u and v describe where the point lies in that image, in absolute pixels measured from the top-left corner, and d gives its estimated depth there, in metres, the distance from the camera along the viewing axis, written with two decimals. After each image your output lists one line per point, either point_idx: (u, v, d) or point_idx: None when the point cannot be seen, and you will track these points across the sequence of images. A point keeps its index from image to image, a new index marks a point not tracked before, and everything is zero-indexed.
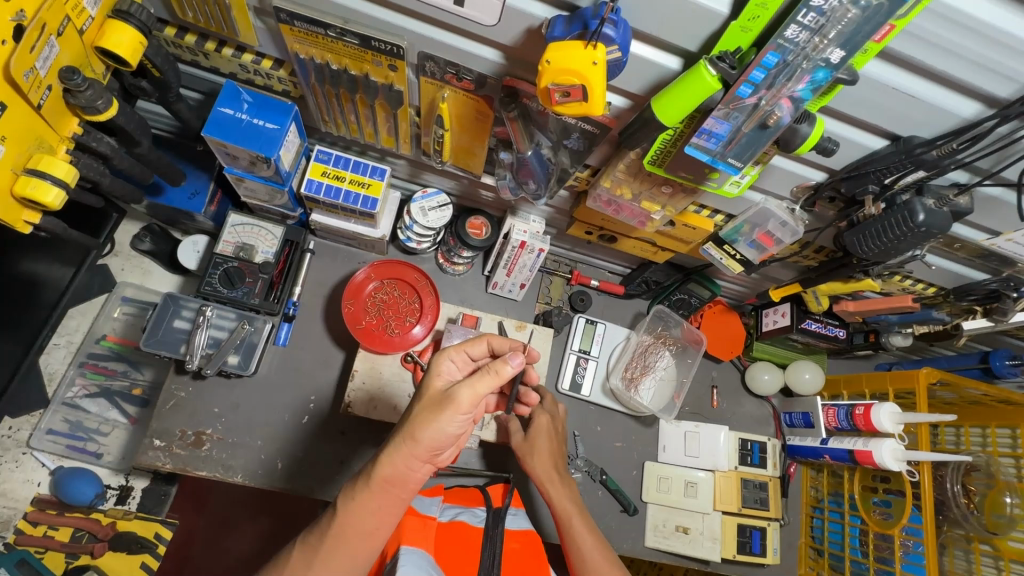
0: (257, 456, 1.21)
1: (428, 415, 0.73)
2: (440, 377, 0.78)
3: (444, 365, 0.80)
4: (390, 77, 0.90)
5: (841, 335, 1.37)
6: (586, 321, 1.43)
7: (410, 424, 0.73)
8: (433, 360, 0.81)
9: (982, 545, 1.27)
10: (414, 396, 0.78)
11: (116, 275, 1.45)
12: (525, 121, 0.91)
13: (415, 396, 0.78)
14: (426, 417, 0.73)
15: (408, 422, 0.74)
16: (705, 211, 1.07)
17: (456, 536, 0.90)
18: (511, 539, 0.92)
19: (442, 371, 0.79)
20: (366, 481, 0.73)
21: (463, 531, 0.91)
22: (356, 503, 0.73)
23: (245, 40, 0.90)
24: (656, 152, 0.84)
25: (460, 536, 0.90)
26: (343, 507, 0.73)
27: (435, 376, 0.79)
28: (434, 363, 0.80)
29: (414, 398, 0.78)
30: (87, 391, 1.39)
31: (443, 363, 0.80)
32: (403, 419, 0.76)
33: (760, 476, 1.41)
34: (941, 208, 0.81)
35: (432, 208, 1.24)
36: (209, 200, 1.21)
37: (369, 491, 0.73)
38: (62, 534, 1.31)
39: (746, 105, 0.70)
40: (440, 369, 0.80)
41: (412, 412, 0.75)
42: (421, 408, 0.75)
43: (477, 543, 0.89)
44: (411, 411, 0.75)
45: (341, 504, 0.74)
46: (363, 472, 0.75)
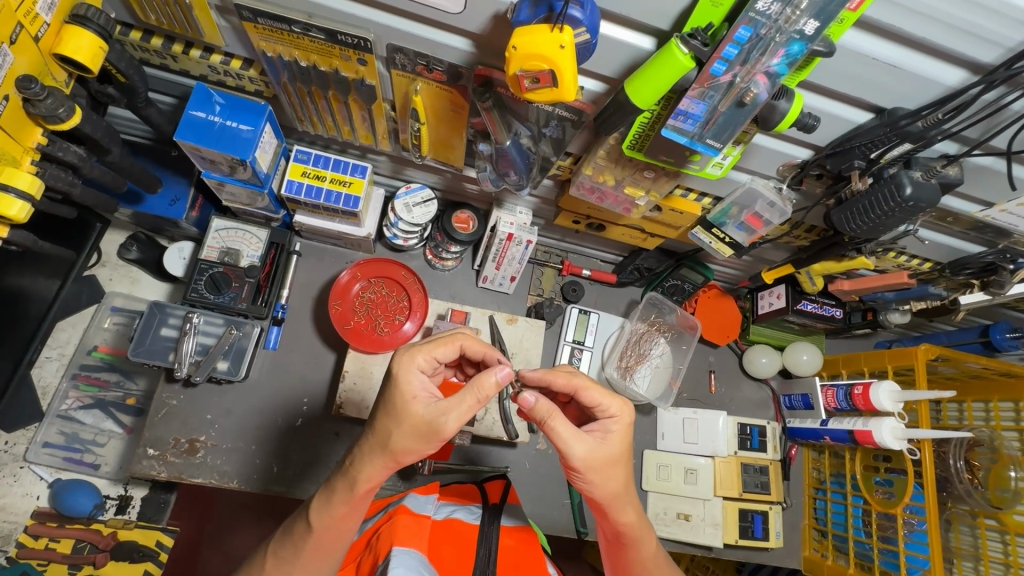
0: (252, 461, 1.21)
1: (413, 442, 0.70)
2: (415, 398, 0.70)
3: (414, 382, 0.71)
4: (360, 72, 0.88)
5: (838, 315, 1.35)
6: (579, 311, 1.41)
7: (393, 449, 0.71)
8: (401, 375, 0.71)
9: (988, 520, 1.26)
10: (387, 418, 0.71)
11: (105, 285, 1.45)
12: (501, 110, 0.88)
13: (387, 416, 0.71)
14: (413, 446, 0.71)
15: (390, 447, 0.70)
16: (691, 195, 1.04)
17: (451, 535, 0.88)
18: (506, 535, 0.90)
19: (414, 390, 0.71)
20: (345, 496, 0.73)
21: (458, 529, 0.89)
22: (333, 518, 0.73)
23: (211, 41, 0.89)
24: (634, 136, 0.83)
25: (455, 535, 0.88)
26: (319, 520, 0.73)
27: (410, 398, 0.70)
28: (405, 380, 0.71)
29: (390, 418, 0.71)
30: (81, 402, 1.39)
31: (414, 379, 0.71)
32: (378, 439, 0.71)
33: (759, 460, 1.40)
34: (929, 180, 0.79)
35: (417, 203, 1.22)
36: (190, 206, 1.19)
37: (348, 499, 0.73)
38: (63, 546, 1.30)
39: (721, 83, 0.68)
40: (412, 388, 0.71)
41: (393, 439, 0.70)
42: (404, 439, 0.70)
43: (473, 541, 0.87)
44: (390, 436, 0.70)
45: (316, 519, 0.73)
46: (340, 485, 0.73)
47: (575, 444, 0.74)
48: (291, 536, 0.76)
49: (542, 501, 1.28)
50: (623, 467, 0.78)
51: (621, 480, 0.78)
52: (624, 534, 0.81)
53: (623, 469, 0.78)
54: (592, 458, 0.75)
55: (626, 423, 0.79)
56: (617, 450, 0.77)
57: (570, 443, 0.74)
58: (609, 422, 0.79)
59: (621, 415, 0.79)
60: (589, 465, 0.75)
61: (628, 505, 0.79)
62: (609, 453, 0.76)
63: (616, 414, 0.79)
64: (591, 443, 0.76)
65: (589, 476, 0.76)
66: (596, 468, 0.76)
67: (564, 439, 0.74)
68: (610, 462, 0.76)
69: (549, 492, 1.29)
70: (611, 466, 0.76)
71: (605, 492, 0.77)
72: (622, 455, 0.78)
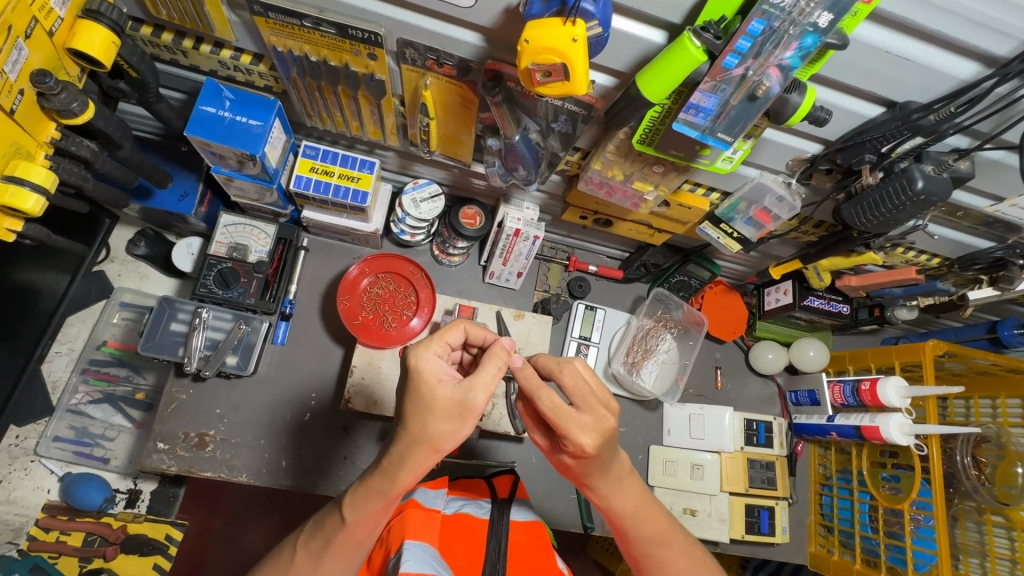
0: (261, 455, 1.21)
1: (451, 425, 0.70)
2: (440, 381, 0.70)
3: (436, 366, 0.71)
4: (370, 66, 0.88)
5: (845, 311, 1.35)
6: (586, 307, 1.41)
7: (431, 436, 0.69)
8: (420, 363, 0.71)
9: (995, 516, 1.26)
10: (417, 409, 0.70)
11: (113, 281, 1.45)
12: (511, 105, 0.88)
13: (415, 408, 0.70)
14: (449, 428, 0.70)
15: (428, 435, 0.69)
16: (699, 189, 1.04)
17: (461, 529, 0.88)
18: (516, 530, 0.89)
19: (437, 374, 0.70)
20: (380, 496, 0.73)
21: (467, 523, 0.90)
22: (368, 514, 0.73)
23: (222, 36, 0.89)
24: (644, 131, 0.83)
25: (465, 529, 0.88)
26: (350, 519, 0.74)
27: (435, 382, 0.70)
28: (426, 367, 0.70)
29: (421, 407, 0.69)
30: (91, 397, 1.39)
31: (435, 363, 0.71)
32: (411, 432, 0.70)
33: (766, 455, 1.41)
34: (940, 174, 0.79)
35: (424, 199, 1.23)
36: (199, 202, 1.20)
37: (382, 499, 0.73)
38: (74, 539, 1.32)
39: (733, 76, 0.67)
40: (435, 372, 0.70)
41: (429, 426, 0.69)
42: (439, 423, 0.69)
43: (483, 534, 0.88)
44: (425, 425, 0.69)
45: (350, 514, 0.74)
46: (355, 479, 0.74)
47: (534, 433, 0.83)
48: (323, 530, 0.75)
49: (549, 496, 1.29)
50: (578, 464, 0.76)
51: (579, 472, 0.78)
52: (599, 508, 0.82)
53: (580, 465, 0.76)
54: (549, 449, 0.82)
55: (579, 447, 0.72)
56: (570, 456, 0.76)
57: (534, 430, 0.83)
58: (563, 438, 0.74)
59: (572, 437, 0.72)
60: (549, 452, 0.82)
61: (595, 484, 0.79)
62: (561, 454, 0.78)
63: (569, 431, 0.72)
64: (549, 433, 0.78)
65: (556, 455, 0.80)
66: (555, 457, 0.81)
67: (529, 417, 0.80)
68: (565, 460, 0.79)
69: (556, 487, 1.29)
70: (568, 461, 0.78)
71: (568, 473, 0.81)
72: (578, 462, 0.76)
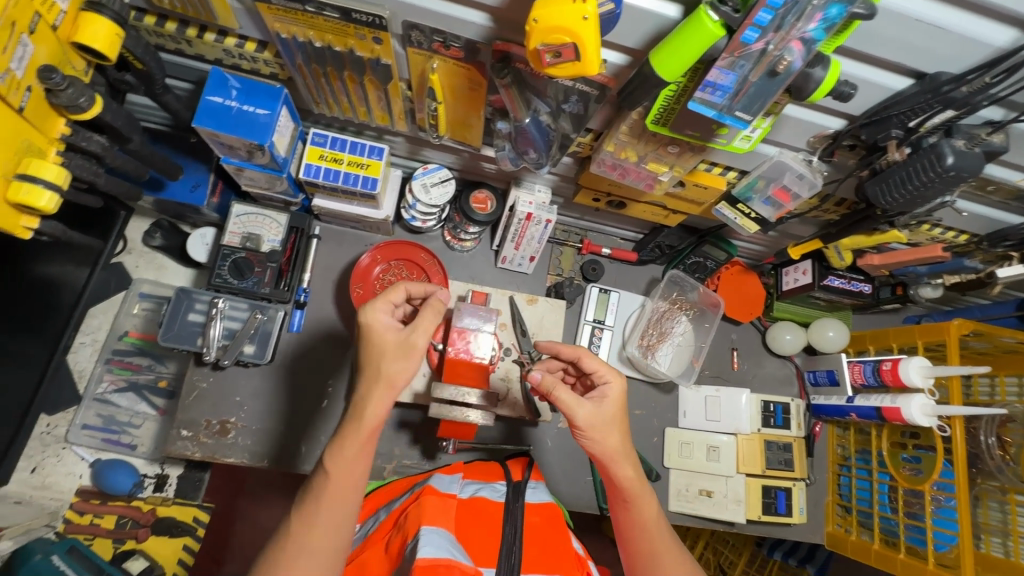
0: (281, 441, 1.24)
1: (401, 363, 0.78)
2: (387, 330, 0.80)
3: (381, 318, 0.81)
4: (376, 51, 0.86)
5: (867, 290, 1.31)
6: (600, 290, 1.40)
7: (387, 375, 0.78)
8: (369, 319, 0.81)
9: (1019, 496, 1.23)
10: (370, 356, 0.79)
11: (131, 272, 1.48)
12: (520, 87, 0.86)
13: (369, 356, 0.79)
14: (402, 366, 0.78)
15: (382, 374, 0.78)
16: (716, 168, 1.02)
17: (478, 512, 0.89)
18: (531, 513, 0.90)
19: (384, 325, 0.81)
20: (354, 436, 0.76)
21: (484, 506, 0.90)
22: (349, 457, 0.76)
23: (226, 23, 0.87)
24: (658, 110, 0.79)
25: (482, 512, 0.89)
26: (338, 467, 0.75)
27: (383, 330, 0.80)
28: (374, 319, 0.80)
29: (373, 353, 0.79)
30: (116, 386, 1.43)
31: (380, 317, 0.81)
32: (368, 376, 0.78)
33: (783, 437, 1.39)
34: (972, 149, 0.75)
35: (435, 184, 1.21)
36: (211, 192, 1.21)
37: (358, 440, 0.76)
38: (107, 521, 1.37)
39: (753, 51, 0.64)
40: (383, 324, 0.81)
41: (383, 367, 0.78)
42: (387, 361, 0.78)
43: (499, 517, 0.88)
44: (379, 367, 0.78)
45: (331, 464, 0.76)
46: (348, 429, 0.77)
47: (575, 408, 0.81)
48: (311, 491, 0.76)
49: (565, 478, 1.29)
50: (618, 428, 0.85)
51: (618, 436, 0.83)
52: (624, 493, 0.85)
53: (618, 433, 0.84)
54: (594, 418, 0.82)
55: (620, 390, 0.87)
56: (611, 410, 0.84)
57: (573, 408, 0.81)
58: (605, 388, 0.87)
59: (613, 389, 0.86)
60: (589, 424, 0.82)
61: (625, 470, 0.84)
62: (606, 412, 0.83)
63: (610, 380, 0.87)
64: (590, 406, 0.83)
65: (590, 434, 0.82)
66: (595, 428, 0.82)
67: (567, 404, 0.82)
68: (607, 420, 0.83)
69: (573, 468, 1.30)
70: (608, 424, 0.83)
71: (604, 449, 0.83)
72: (618, 418, 0.85)
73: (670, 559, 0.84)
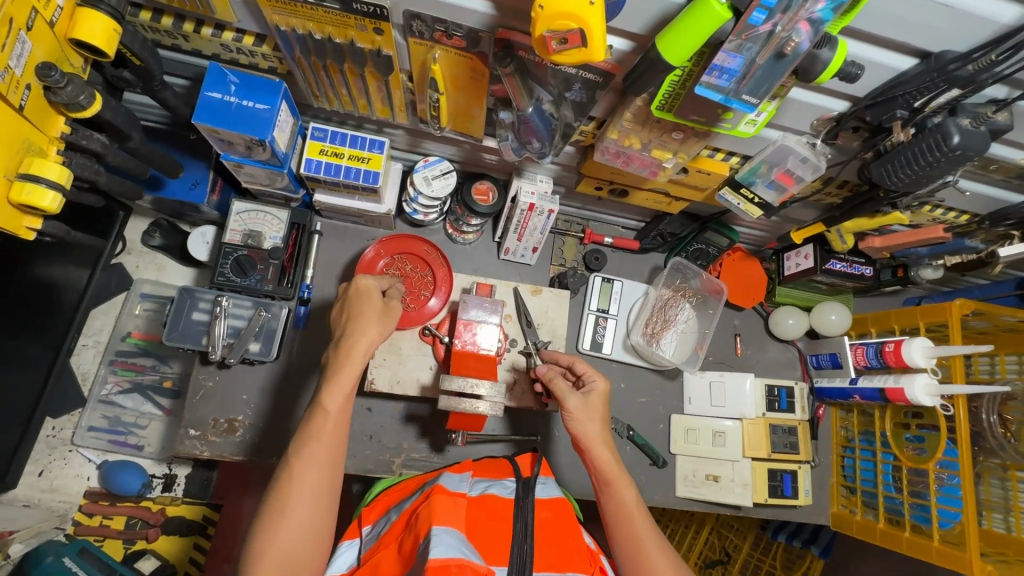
0: (289, 437, 1.24)
1: (384, 318, 0.93)
2: (374, 291, 0.95)
3: (367, 282, 0.95)
4: (376, 42, 0.85)
5: (868, 273, 1.33)
6: (603, 280, 1.41)
7: (374, 325, 0.91)
8: (359, 283, 0.95)
9: (1019, 473, 1.26)
10: (359, 311, 0.92)
11: (132, 273, 1.47)
12: (523, 75, 0.85)
13: (356, 311, 0.92)
14: (385, 320, 0.93)
15: (368, 322, 0.90)
16: (719, 154, 1.02)
17: (488, 509, 0.89)
18: (542, 508, 0.90)
19: (371, 287, 0.95)
20: (349, 374, 0.87)
21: (494, 503, 0.90)
22: (343, 392, 0.86)
23: (223, 17, 0.86)
24: (664, 96, 0.79)
25: (492, 509, 0.89)
26: (334, 404, 0.85)
27: (370, 290, 0.94)
28: (363, 283, 0.95)
29: (361, 309, 0.92)
30: (121, 387, 1.42)
31: (368, 282, 0.95)
32: (356, 325, 0.90)
33: (788, 421, 1.40)
34: (977, 127, 0.75)
35: (436, 176, 1.21)
36: (211, 189, 1.20)
37: (351, 378, 0.86)
38: (117, 522, 1.37)
39: (760, 33, 0.64)
40: (370, 286, 0.95)
41: (372, 320, 0.91)
42: (373, 320, 0.91)
43: (509, 513, 0.88)
44: (368, 318, 0.91)
45: (328, 402, 0.84)
46: (342, 370, 0.86)
47: (565, 395, 0.97)
48: (310, 429, 0.83)
49: (573, 466, 1.30)
50: (600, 421, 0.99)
51: (600, 424, 0.97)
52: (604, 477, 0.95)
53: (599, 423, 0.98)
54: (580, 405, 0.97)
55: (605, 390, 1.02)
56: (596, 402, 0.99)
57: (564, 394, 0.97)
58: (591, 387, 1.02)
59: (597, 387, 1.00)
60: (576, 410, 0.97)
61: (605, 455, 0.95)
62: (591, 403, 0.98)
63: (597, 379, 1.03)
64: (578, 398, 0.99)
65: (576, 418, 0.96)
66: (581, 413, 0.97)
67: (559, 391, 0.98)
68: (593, 409, 0.98)
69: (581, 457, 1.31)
70: (592, 412, 0.98)
71: (588, 434, 0.96)
72: (602, 410, 0.99)
73: (647, 542, 0.90)
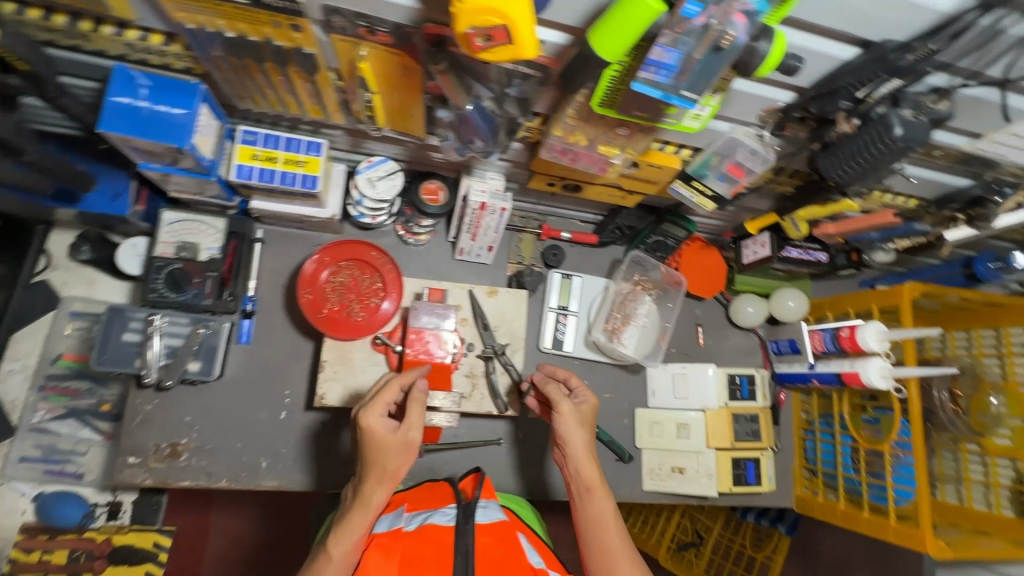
0: (238, 458, 1.18)
1: (401, 456, 0.86)
2: (388, 430, 0.86)
3: (378, 419, 0.86)
4: (295, 39, 0.78)
5: (824, 259, 1.32)
6: (562, 276, 1.38)
7: (388, 467, 0.85)
8: (368, 421, 0.86)
9: (969, 445, 1.30)
10: (374, 455, 0.85)
11: (59, 290, 1.37)
12: (458, 72, 0.80)
13: (372, 453, 0.85)
14: (401, 459, 0.86)
15: (383, 466, 0.85)
16: (669, 147, 0.98)
17: (427, 542, 0.85)
18: (482, 534, 0.86)
19: (384, 426, 0.86)
20: (359, 523, 0.83)
21: (433, 534, 0.86)
22: (352, 539, 0.82)
23: (121, 15, 0.77)
24: (604, 92, 0.75)
25: (430, 542, 0.84)
26: (341, 551, 0.81)
27: (384, 429, 0.86)
28: (374, 421, 0.86)
29: (378, 453, 0.85)
30: (54, 413, 1.33)
31: (378, 420, 0.86)
32: (371, 471, 0.85)
33: (749, 408, 1.41)
34: (919, 118, 0.74)
35: (381, 177, 1.16)
36: (134, 200, 1.11)
37: (361, 524, 0.83)
38: (58, 557, 1.29)
39: (695, 27, 0.61)
40: (383, 425, 0.86)
41: (388, 461, 0.85)
42: (387, 465, 0.85)
43: (449, 543, 0.84)
44: (383, 460, 0.85)
45: (336, 549, 0.82)
46: (353, 516, 0.84)
47: (559, 399, 0.99)
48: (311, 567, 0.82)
49: (538, 469, 1.28)
50: (586, 430, 0.99)
51: (587, 433, 0.97)
52: (586, 485, 0.93)
53: (585, 431, 0.98)
54: (572, 410, 0.98)
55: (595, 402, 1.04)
56: (587, 411, 1.00)
57: (557, 399, 0.99)
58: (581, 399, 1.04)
59: (589, 398, 1.02)
60: (568, 414, 0.98)
61: (589, 463, 0.94)
62: (581, 412, 0.99)
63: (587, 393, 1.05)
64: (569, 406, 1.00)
65: (565, 422, 0.97)
66: (572, 417, 0.98)
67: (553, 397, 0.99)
68: (582, 418, 0.99)
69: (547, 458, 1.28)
70: (582, 421, 0.99)
71: (575, 441, 0.96)
72: (590, 421, 1.00)
73: (618, 555, 0.87)
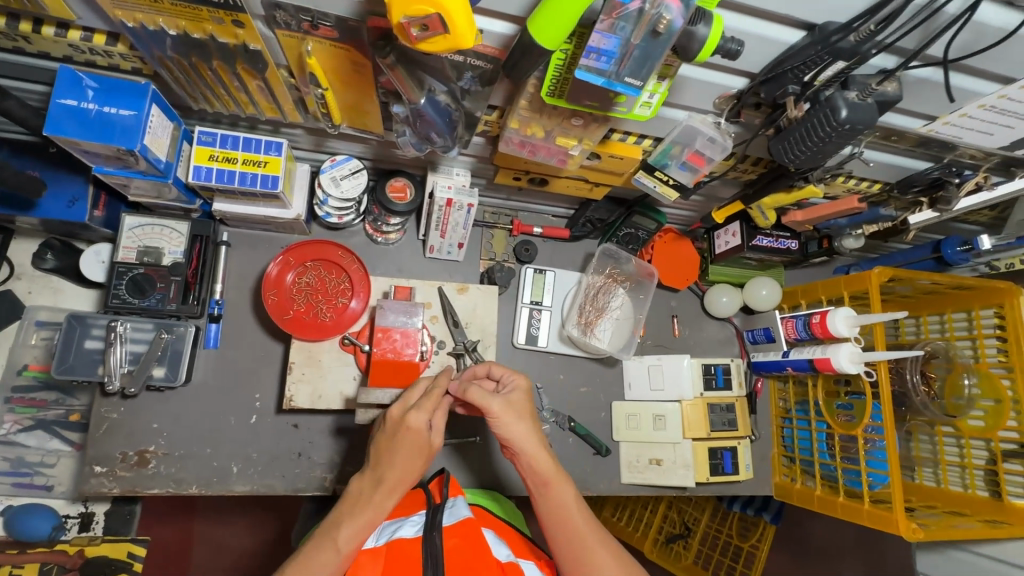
0: (208, 464, 1.16)
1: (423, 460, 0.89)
2: (429, 433, 0.89)
3: (421, 422, 0.88)
4: (239, 36, 0.78)
5: (794, 246, 1.33)
6: (535, 271, 1.37)
7: (411, 471, 0.88)
8: (413, 420, 0.88)
9: (944, 428, 1.32)
10: (407, 455, 0.87)
11: (24, 300, 1.34)
12: (408, 65, 0.78)
13: (403, 453, 0.88)
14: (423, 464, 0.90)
15: (406, 472, 0.88)
16: (630, 138, 0.98)
17: (395, 556, 0.83)
18: (449, 535, 0.84)
19: (425, 428, 0.89)
20: (370, 517, 0.86)
21: (400, 547, 0.84)
22: (359, 531, 0.85)
23: (59, 14, 0.76)
24: (552, 81, 0.75)
25: (398, 554, 0.83)
26: (347, 541, 0.84)
27: (423, 433, 0.88)
28: (417, 422, 0.88)
29: (410, 454, 0.88)
30: (20, 425, 1.30)
31: (421, 421, 0.88)
32: (396, 474, 0.88)
33: (725, 398, 1.41)
34: (864, 100, 0.74)
35: (345, 176, 1.14)
36: (93, 205, 1.09)
37: (370, 518, 0.86)
38: (30, 569, 1.31)
39: (631, 11, 0.61)
40: (422, 427, 0.88)
41: (416, 465, 0.88)
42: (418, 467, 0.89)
43: (417, 552, 0.82)
44: (411, 463, 0.88)
45: (343, 541, 0.84)
46: (363, 510, 0.86)
47: (487, 400, 0.90)
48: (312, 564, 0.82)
49: (514, 465, 1.27)
50: (526, 419, 0.93)
51: (529, 423, 0.92)
52: (541, 477, 0.90)
53: (526, 422, 0.92)
54: (506, 405, 0.91)
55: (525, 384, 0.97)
56: (519, 399, 0.94)
57: (486, 400, 0.90)
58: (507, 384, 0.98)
59: (518, 383, 0.95)
60: (502, 412, 0.91)
61: (539, 455, 0.90)
62: (512, 402, 0.92)
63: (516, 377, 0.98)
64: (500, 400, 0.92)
65: (501, 421, 0.91)
66: (510, 413, 0.91)
67: (480, 398, 0.90)
68: (520, 407, 0.93)
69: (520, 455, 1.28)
70: (521, 411, 0.93)
71: (519, 435, 0.90)
72: (527, 408, 0.94)
73: (588, 541, 0.87)
